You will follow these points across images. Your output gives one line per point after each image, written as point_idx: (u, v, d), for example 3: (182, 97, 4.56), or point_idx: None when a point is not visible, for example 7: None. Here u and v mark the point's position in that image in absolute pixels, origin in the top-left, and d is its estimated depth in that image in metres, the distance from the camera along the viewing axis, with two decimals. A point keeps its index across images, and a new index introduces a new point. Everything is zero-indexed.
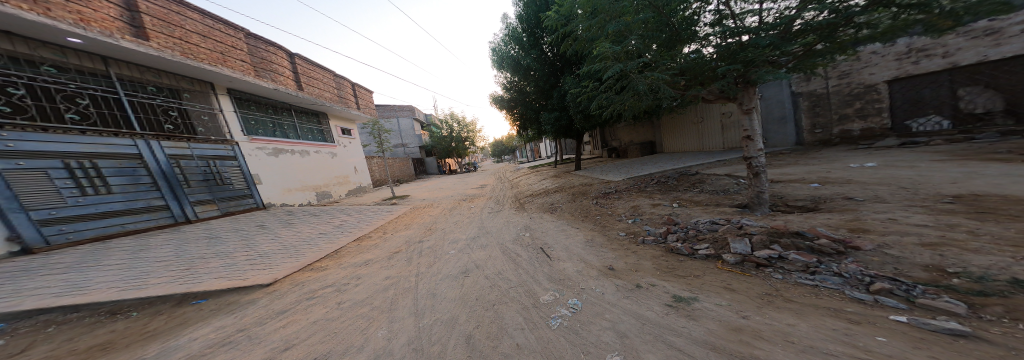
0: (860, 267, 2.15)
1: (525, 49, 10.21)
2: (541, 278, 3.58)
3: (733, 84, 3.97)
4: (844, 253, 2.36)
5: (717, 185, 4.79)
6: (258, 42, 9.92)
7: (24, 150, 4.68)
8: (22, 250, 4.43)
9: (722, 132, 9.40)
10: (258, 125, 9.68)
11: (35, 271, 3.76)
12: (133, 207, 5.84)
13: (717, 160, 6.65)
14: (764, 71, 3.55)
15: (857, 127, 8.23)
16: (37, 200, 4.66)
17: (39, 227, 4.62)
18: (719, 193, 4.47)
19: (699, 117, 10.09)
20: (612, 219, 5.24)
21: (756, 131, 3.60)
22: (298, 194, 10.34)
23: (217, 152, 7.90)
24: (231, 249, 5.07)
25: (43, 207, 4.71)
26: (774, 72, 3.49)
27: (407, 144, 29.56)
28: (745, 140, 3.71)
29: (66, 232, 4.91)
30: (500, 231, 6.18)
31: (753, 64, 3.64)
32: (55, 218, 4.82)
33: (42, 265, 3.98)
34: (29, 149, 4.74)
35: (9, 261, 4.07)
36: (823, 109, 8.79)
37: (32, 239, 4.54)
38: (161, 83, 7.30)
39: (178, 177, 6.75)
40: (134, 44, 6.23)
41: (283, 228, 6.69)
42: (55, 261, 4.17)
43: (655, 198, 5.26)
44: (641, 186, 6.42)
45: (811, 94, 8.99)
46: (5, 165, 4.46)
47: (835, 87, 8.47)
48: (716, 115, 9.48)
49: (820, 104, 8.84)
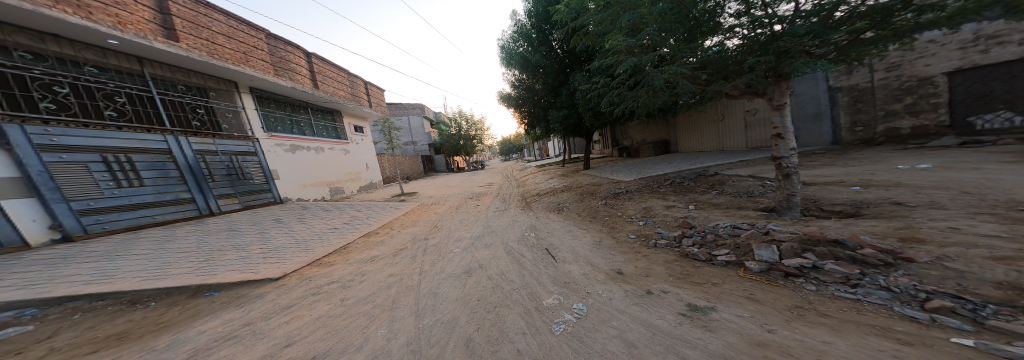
0: (913, 281, 1.87)
1: (534, 46, 9.97)
2: (546, 281, 3.44)
3: (761, 77, 3.43)
4: (893, 264, 2.06)
5: (739, 186, 4.45)
6: (277, 42, 10.16)
7: (67, 145, 4.97)
8: (64, 237, 4.71)
9: (746, 131, 8.79)
10: (277, 122, 9.98)
11: (72, 260, 3.99)
12: (162, 199, 6.07)
13: (740, 160, 6.23)
14: (801, 62, 3.06)
15: (907, 125, 7.40)
16: (78, 191, 4.95)
17: (78, 217, 4.89)
18: (742, 195, 4.15)
19: (719, 114, 9.49)
20: (622, 221, 5.00)
21: (789, 129, 3.34)
22: (313, 189, 10.61)
23: (238, 148, 8.14)
24: (247, 241, 5.21)
25: (82, 198, 4.97)
26: (813, 64, 3.01)
27: (417, 142, 29.98)
28: (775, 139, 3.44)
29: (103, 222, 5.16)
30: (505, 230, 6.07)
31: (787, 55, 3.15)
32: (93, 209, 5.08)
33: (77, 253, 4.22)
34: (71, 143, 5.00)
35: (50, 249, 4.33)
36: (867, 105, 7.93)
37: (72, 228, 4.81)
38: (189, 83, 7.57)
39: (203, 171, 6.99)
40: (165, 45, 6.44)
41: (296, 223, 6.86)
42: (89, 249, 4.41)
43: (670, 199, 4.96)
44: (655, 186, 6.11)
45: (852, 89, 8.12)
46: (51, 158, 4.77)
47: (880, 81, 7.65)
48: (739, 112, 8.86)
49: (862, 99, 7.99)
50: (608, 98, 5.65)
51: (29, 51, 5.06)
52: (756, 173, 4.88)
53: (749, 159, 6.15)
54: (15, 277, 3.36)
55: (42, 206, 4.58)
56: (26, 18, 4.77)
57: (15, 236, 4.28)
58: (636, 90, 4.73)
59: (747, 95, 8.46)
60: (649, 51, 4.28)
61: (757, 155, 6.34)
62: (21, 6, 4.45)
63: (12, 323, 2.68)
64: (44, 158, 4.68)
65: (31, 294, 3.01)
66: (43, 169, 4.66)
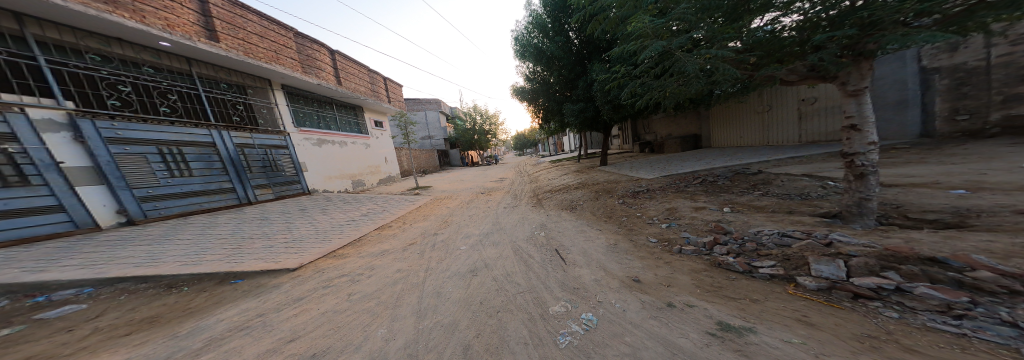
0: None
1: (550, 36, 9.51)
2: (554, 285, 3.19)
3: (834, 57, 2.80)
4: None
5: (789, 186, 3.84)
6: (304, 41, 10.62)
7: (129, 138, 5.48)
8: (128, 221, 5.22)
9: (797, 122, 7.59)
10: (305, 117, 10.45)
11: (131, 241, 4.36)
12: (209, 189, 6.55)
13: (790, 157, 5.46)
14: (891, 34, 2.39)
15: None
16: (139, 179, 5.45)
17: (139, 203, 5.40)
18: (793, 197, 3.56)
19: (765, 105, 8.40)
20: (642, 222, 4.57)
21: (869, 117, 2.69)
22: (337, 182, 11.06)
23: (273, 142, 8.61)
24: (272, 230, 5.45)
25: (143, 186, 5.48)
26: (912, 36, 2.31)
27: (433, 136, 30.57)
28: (846, 130, 2.85)
29: (160, 208, 5.67)
30: (513, 228, 5.87)
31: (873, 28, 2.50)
32: (151, 196, 5.58)
33: (135, 236, 4.61)
34: (133, 137, 5.53)
35: (114, 231, 4.77)
36: (975, 89, 5.51)
37: (134, 213, 5.31)
38: (230, 81, 8.03)
39: (243, 163, 7.46)
40: (208, 46, 6.85)
41: (318, 213, 7.15)
42: (146, 232, 4.80)
43: (701, 200, 4.43)
44: (682, 185, 5.54)
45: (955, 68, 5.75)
46: (117, 150, 5.27)
47: (1000, 57, 5.24)
48: (790, 101, 7.71)
49: (969, 81, 5.58)
50: (628, 89, 5.16)
51: (99, 54, 5.58)
52: (810, 171, 4.21)
53: (794, 156, 5.40)
54: (82, 257, 3.71)
55: (109, 192, 5.08)
56: (92, 23, 5.23)
57: (89, 218, 4.77)
58: (665, 79, 4.22)
59: (800, 80, 7.29)
60: (680, 34, 3.75)
61: (811, 151, 5.51)
62: (85, 12, 4.87)
63: (71, 301, 2.93)
64: (111, 149, 5.20)
65: (85, 273, 3.26)
66: (110, 160, 5.16)
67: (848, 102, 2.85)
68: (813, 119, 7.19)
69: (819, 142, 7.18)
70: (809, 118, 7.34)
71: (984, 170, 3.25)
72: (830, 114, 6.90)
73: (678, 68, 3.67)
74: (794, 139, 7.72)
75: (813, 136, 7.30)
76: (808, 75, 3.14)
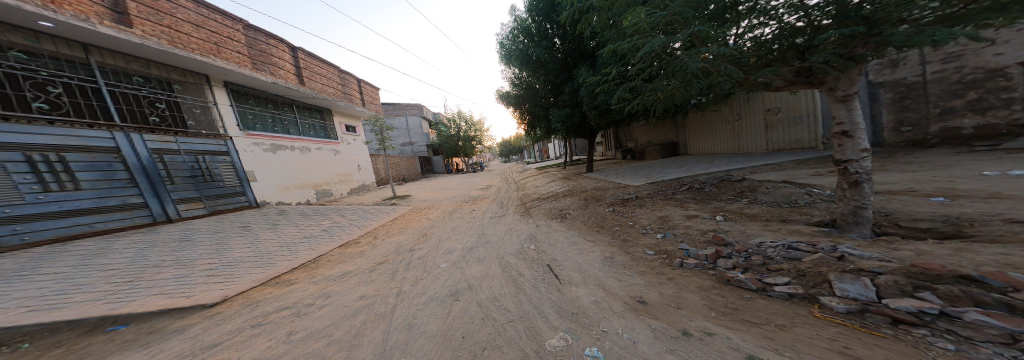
0: None
1: (535, 41, 9.40)
2: (550, 310, 2.76)
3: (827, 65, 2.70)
4: None
5: (775, 193, 3.79)
6: (258, 34, 9.43)
7: None
8: None
9: (764, 131, 8.09)
10: (256, 119, 9.22)
11: None
12: (105, 205, 5.23)
13: (762, 164, 5.64)
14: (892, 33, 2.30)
15: (969, 124, 5.65)
16: None
17: None
18: (782, 205, 3.48)
19: (734, 114, 8.87)
20: (640, 233, 4.38)
21: (860, 123, 2.58)
22: (296, 192, 9.82)
23: (207, 147, 7.34)
24: (197, 254, 4.44)
25: None
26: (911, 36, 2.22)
27: (415, 143, 29.32)
28: (836, 137, 2.72)
29: (22, 232, 4.32)
30: (501, 241, 5.39)
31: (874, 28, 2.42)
32: (9, 218, 4.24)
33: None
34: None
35: None
36: (916, 102, 6.20)
37: None
38: (150, 74, 6.78)
39: (160, 172, 6.16)
40: (114, 30, 5.67)
41: (266, 230, 6.10)
42: None
43: (692, 209, 4.31)
44: (670, 193, 5.47)
45: (897, 83, 6.45)
46: None
47: (935, 73, 5.94)
48: (757, 111, 8.19)
49: (909, 95, 6.28)
50: (622, 91, 5.05)
51: None
52: (791, 178, 4.26)
53: (769, 163, 5.57)
54: None
55: None
56: None
57: None
58: (662, 81, 4.17)
59: (766, 90, 7.78)
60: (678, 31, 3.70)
61: (780, 159, 5.69)
62: None
63: None
64: None
65: None
66: None
67: (836, 107, 2.72)
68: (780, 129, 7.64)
69: (784, 150, 7.66)
70: (776, 128, 7.77)
71: (952, 178, 3.40)
72: (795, 124, 7.35)
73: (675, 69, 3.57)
74: (762, 148, 8.18)
75: (778, 144, 7.79)
76: (797, 79, 3.07)
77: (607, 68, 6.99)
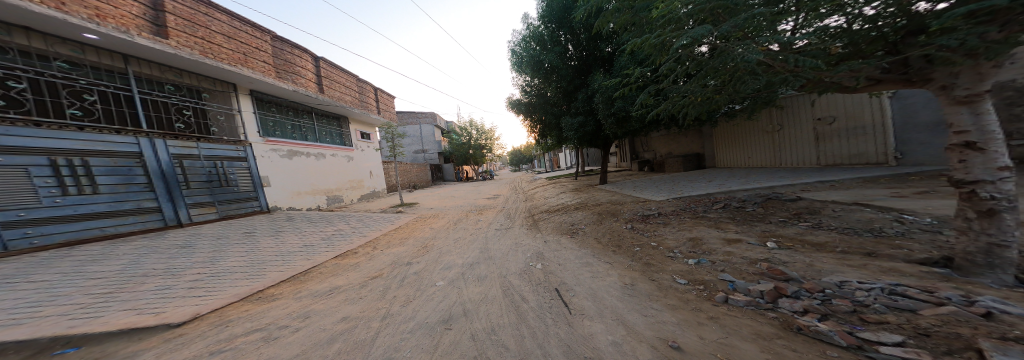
0: None
1: (546, 47, 9.04)
2: (555, 351, 2.21)
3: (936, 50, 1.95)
4: None
5: (848, 217, 2.97)
6: (284, 45, 9.55)
7: (5, 145, 4.03)
8: None
9: (814, 143, 7.10)
10: (276, 127, 9.13)
11: None
12: (119, 209, 5.08)
13: (816, 181, 4.79)
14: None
15: None
16: (5, 198, 3.95)
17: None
18: (861, 232, 2.68)
19: (775, 124, 7.94)
20: (667, 258, 3.71)
21: (1000, 131, 1.81)
22: (308, 198, 9.81)
23: (227, 152, 7.22)
24: (189, 262, 4.24)
25: (11, 207, 3.99)
26: None
27: (428, 150, 29.74)
28: (953, 149, 1.97)
29: (33, 236, 4.15)
30: (505, 259, 4.95)
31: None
32: (23, 221, 4.06)
33: None
34: (11, 144, 4.08)
35: None
36: None
37: None
38: (182, 83, 6.82)
39: (178, 177, 6.01)
40: (151, 42, 5.72)
41: (267, 237, 5.94)
42: None
43: (733, 230, 3.61)
44: (701, 211, 4.75)
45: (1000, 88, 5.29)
46: None
47: None
48: (804, 120, 7.22)
49: (1018, 101, 5.11)
50: (646, 93, 4.52)
51: None
52: (862, 199, 3.47)
53: (823, 180, 4.73)
54: None
55: None
56: None
57: None
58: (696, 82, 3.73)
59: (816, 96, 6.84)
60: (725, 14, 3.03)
61: (838, 176, 4.81)
62: None
63: None
64: None
65: None
66: None
67: (954, 111, 1.97)
68: (834, 141, 6.68)
69: (841, 165, 6.61)
70: (829, 141, 6.80)
71: None
72: (852, 136, 6.37)
73: (708, 70, 3.21)
74: (812, 161, 7.20)
75: (834, 158, 6.76)
76: (889, 76, 2.32)
77: (627, 69, 6.42)
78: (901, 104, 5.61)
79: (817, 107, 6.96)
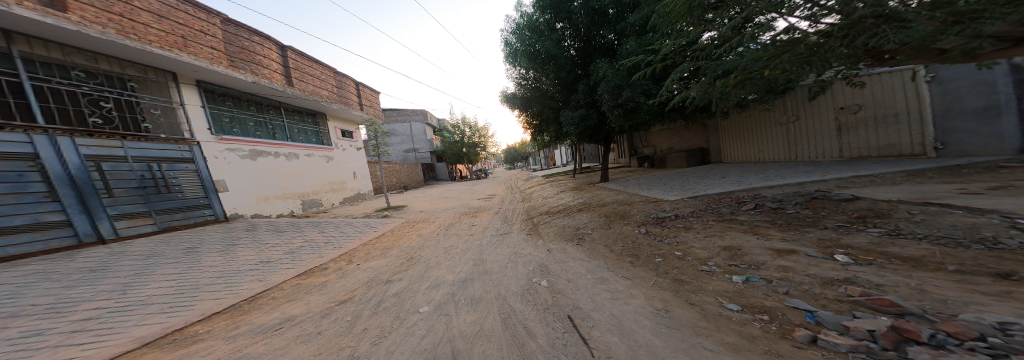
0: None
1: (541, 36, 8.27)
2: None
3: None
4: None
5: (938, 223, 2.36)
6: (238, 30, 7.95)
7: None
8: None
9: (835, 134, 6.77)
10: (234, 124, 7.93)
11: None
12: (7, 225, 3.98)
13: (851, 176, 4.30)
14: None
15: None
16: None
17: None
18: (973, 243, 2.06)
19: (789, 115, 7.68)
20: (702, 273, 3.07)
21: None
22: (279, 203, 8.71)
23: (167, 153, 6.06)
24: (91, 294, 3.34)
25: None
26: None
27: (418, 149, 28.53)
28: None
29: None
30: (504, 274, 4.25)
31: None
32: None
33: None
34: None
35: None
36: None
37: None
38: (97, 69, 5.44)
39: (94, 184, 4.89)
40: (38, 13, 4.21)
41: (214, 253, 4.95)
42: None
43: (780, 238, 3.02)
44: (727, 212, 4.16)
45: None
46: None
47: None
48: (825, 109, 6.88)
49: None
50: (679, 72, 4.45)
51: None
52: (933, 198, 2.89)
53: (860, 175, 4.22)
54: None
55: None
56: None
57: None
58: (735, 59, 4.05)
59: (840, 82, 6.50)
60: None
61: (874, 170, 4.29)
62: None
63: None
64: None
65: None
66: None
67: None
68: (860, 131, 6.35)
69: (869, 158, 6.27)
70: (853, 132, 6.46)
71: None
72: (879, 126, 6.06)
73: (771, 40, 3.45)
74: (834, 153, 6.86)
75: (860, 151, 6.42)
76: None
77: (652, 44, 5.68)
78: (942, 90, 5.17)
79: (835, 96, 6.67)
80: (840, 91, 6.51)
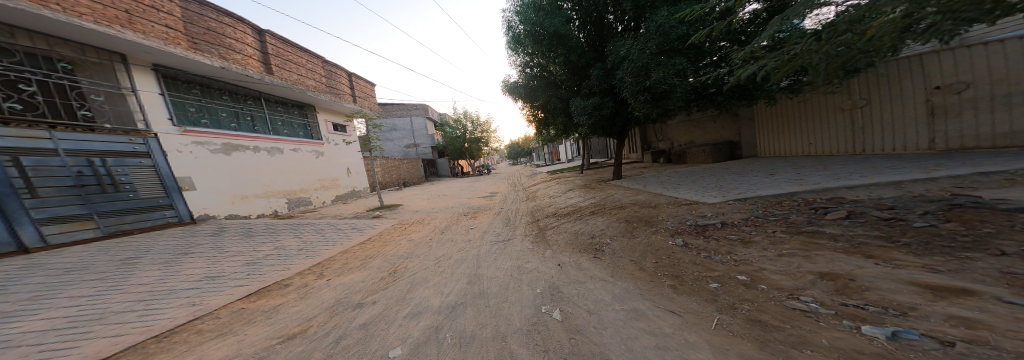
0: None
1: (548, 12, 7.12)
2: None
3: None
4: None
5: None
6: (204, 8, 7.06)
7: None
8: None
9: (926, 120, 5.68)
10: (201, 113, 7.11)
11: None
12: None
13: (969, 172, 3.24)
14: None
15: None
16: None
17: None
18: None
19: (857, 99, 6.65)
20: (800, 315, 2.04)
21: None
22: (259, 202, 7.96)
23: (114, 146, 5.25)
24: None
25: None
26: None
27: (419, 144, 27.76)
28: None
29: None
30: (504, 300, 3.28)
31: None
32: None
33: None
34: None
35: None
36: None
37: None
38: (15, 46, 4.55)
39: (12, 181, 4.06)
40: None
41: (153, 266, 4.03)
42: None
43: (926, 268, 1.98)
44: (802, 222, 3.11)
45: None
46: None
47: None
48: (911, 91, 5.80)
49: None
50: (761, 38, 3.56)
51: None
52: None
53: (985, 171, 3.16)
54: None
55: None
56: None
57: None
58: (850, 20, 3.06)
59: (935, 56, 5.48)
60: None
61: (1000, 166, 3.23)
62: None
63: None
64: None
65: None
66: None
67: None
68: (960, 115, 5.30)
69: (971, 147, 5.25)
70: (950, 116, 5.41)
71: None
72: (989, 108, 5.02)
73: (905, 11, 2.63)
74: (918, 143, 5.82)
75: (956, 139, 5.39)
76: None
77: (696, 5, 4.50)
78: None
79: (925, 72, 5.62)
80: (937, 64, 5.47)
